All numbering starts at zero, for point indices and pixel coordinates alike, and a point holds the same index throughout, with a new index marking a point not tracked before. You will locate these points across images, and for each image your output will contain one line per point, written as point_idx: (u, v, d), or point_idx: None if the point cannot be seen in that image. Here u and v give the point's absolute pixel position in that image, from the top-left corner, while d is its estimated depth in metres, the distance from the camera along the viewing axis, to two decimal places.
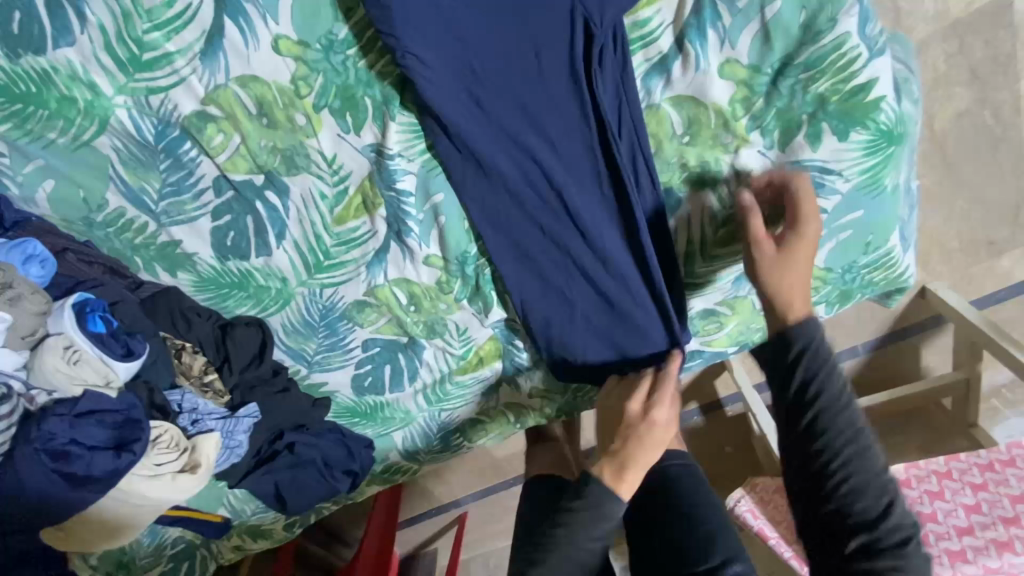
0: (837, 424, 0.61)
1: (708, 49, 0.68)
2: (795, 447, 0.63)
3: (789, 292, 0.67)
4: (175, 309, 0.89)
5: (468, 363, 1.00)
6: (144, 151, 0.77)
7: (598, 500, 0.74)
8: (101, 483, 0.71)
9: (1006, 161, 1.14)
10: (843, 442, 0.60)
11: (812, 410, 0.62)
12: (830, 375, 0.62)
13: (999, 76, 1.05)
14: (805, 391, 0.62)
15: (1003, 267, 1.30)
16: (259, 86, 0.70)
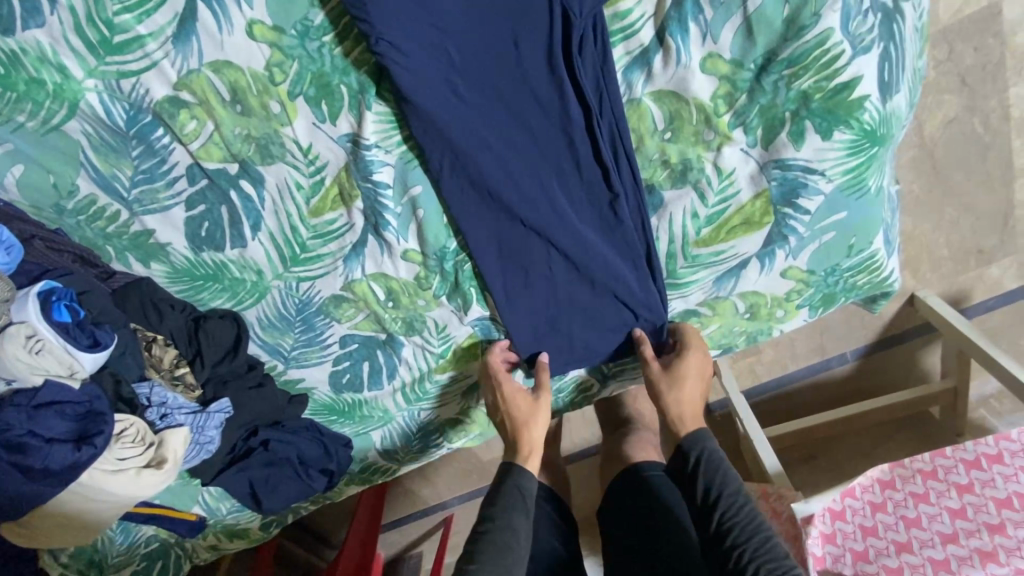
0: (731, 514, 0.76)
1: (690, 42, 0.67)
2: (710, 550, 0.78)
3: (681, 403, 0.85)
4: (146, 300, 0.87)
5: (448, 361, 0.98)
6: (115, 137, 0.75)
7: (507, 498, 0.84)
8: (60, 476, 0.69)
9: (994, 169, 1.16)
10: (738, 527, 0.75)
11: (714, 506, 0.78)
12: (717, 472, 0.80)
13: (987, 85, 1.07)
14: (703, 486, 0.80)
15: (996, 274, 1.31)
16: (233, 72, 0.69)
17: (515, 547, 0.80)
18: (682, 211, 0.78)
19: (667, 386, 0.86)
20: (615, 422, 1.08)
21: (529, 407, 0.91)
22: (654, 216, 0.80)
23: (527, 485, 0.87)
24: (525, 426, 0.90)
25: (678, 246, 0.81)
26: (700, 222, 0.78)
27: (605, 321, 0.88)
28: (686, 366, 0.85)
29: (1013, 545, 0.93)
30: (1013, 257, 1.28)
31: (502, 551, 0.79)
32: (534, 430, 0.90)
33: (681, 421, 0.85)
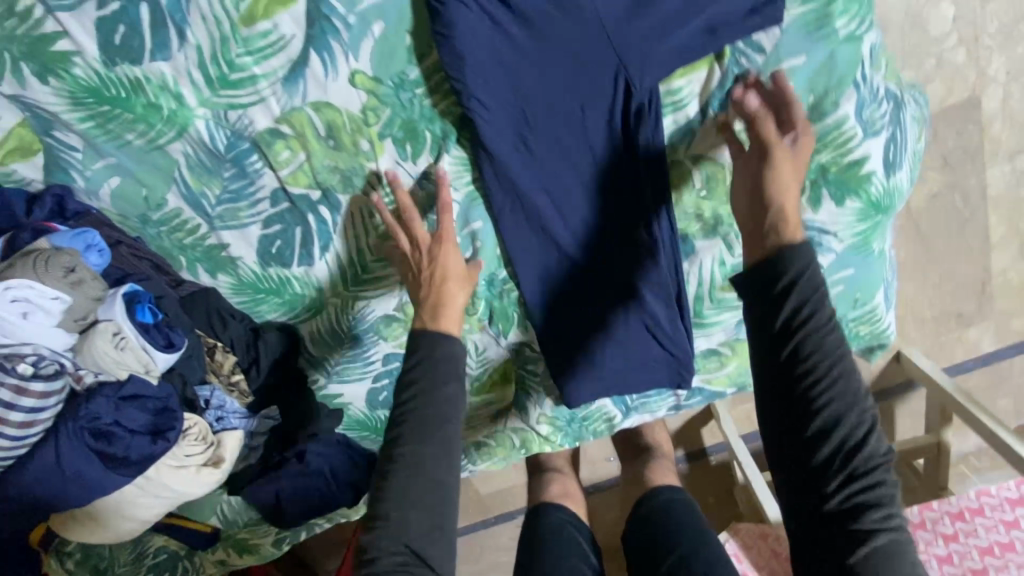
0: (822, 346, 0.62)
1: (729, 117, 0.79)
2: (779, 376, 0.64)
3: (786, 206, 0.68)
4: (211, 309, 0.93)
5: (482, 384, 1.05)
6: (212, 158, 0.83)
7: (431, 358, 0.76)
8: (133, 466, 0.75)
9: (971, 240, 1.31)
10: (840, 431, 0.61)
11: (801, 334, 0.63)
12: (811, 287, 0.63)
13: (967, 166, 1.23)
14: (793, 305, 0.63)
15: (973, 337, 1.44)
16: (331, 112, 0.78)
17: (445, 435, 0.72)
18: (711, 257, 0.89)
19: (784, 156, 0.70)
20: (632, 452, 1.20)
21: (440, 254, 0.82)
22: (686, 262, 0.90)
23: (453, 351, 0.77)
24: (445, 260, 0.82)
25: (704, 289, 0.91)
26: (727, 268, 0.89)
27: (633, 352, 0.96)
28: (779, 165, 0.70)
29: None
30: (988, 323, 1.42)
31: (430, 434, 0.72)
32: (456, 289, 0.82)
33: (786, 227, 0.66)
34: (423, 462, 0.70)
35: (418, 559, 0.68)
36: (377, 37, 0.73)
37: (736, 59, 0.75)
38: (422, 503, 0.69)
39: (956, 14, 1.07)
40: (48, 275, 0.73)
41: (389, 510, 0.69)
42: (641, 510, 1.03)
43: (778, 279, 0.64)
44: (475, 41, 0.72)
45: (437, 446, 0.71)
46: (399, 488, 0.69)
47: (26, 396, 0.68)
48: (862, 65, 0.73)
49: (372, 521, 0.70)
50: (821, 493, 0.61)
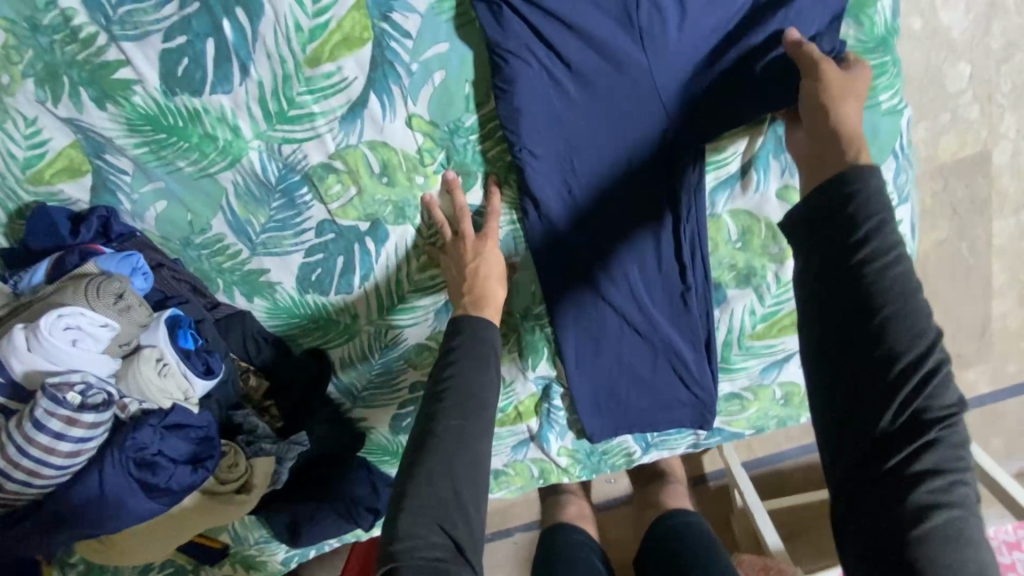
0: (893, 258, 0.53)
1: (769, 175, 0.82)
2: (839, 295, 0.54)
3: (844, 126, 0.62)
4: (246, 332, 0.95)
5: (507, 416, 1.06)
6: (261, 188, 0.84)
7: (471, 347, 0.76)
8: (174, 495, 0.76)
9: (975, 287, 1.35)
10: (908, 359, 0.51)
11: (866, 247, 0.54)
12: (876, 199, 0.55)
13: (974, 215, 1.28)
14: (856, 214, 0.55)
15: (971, 378, 1.47)
16: (386, 151, 0.80)
17: (484, 417, 0.72)
18: (743, 306, 0.91)
19: (839, 83, 0.64)
20: (649, 476, 1.23)
21: (485, 251, 0.83)
22: (717, 309, 0.92)
23: (490, 337, 0.78)
24: (485, 258, 0.83)
25: (733, 336, 0.94)
26: (756, 317, 0.92)
27: (660, 393, 0.98)
28: (830, 87, 0.64)
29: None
30: (987, 365, 1.46)
31: (468, 416, 0.71)
32: (496, 286, 0.83)
33: (839, 144, 0.60)
34: (463, 446, 0.69)
35: (456, 549, 0.65)
36: (438, 85, 0.76)
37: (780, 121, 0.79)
38: (461, 487, 0.67)
39: (972, 73, 1.13)
40: (99, 302, 0.75)
41: (423, 495, 0.66)
42: (657, 531, 1.06)
43: (838, 187, 0.56)
44: (533, 95, 0.75)
45: (475, 433, 0.71)
46: (436, 470, 0.67)
47: (76, 426, 0.68)
48: (900, 135, 0.76)
49: (401, 504, 0.66)
50: (881, 442, 0.52)
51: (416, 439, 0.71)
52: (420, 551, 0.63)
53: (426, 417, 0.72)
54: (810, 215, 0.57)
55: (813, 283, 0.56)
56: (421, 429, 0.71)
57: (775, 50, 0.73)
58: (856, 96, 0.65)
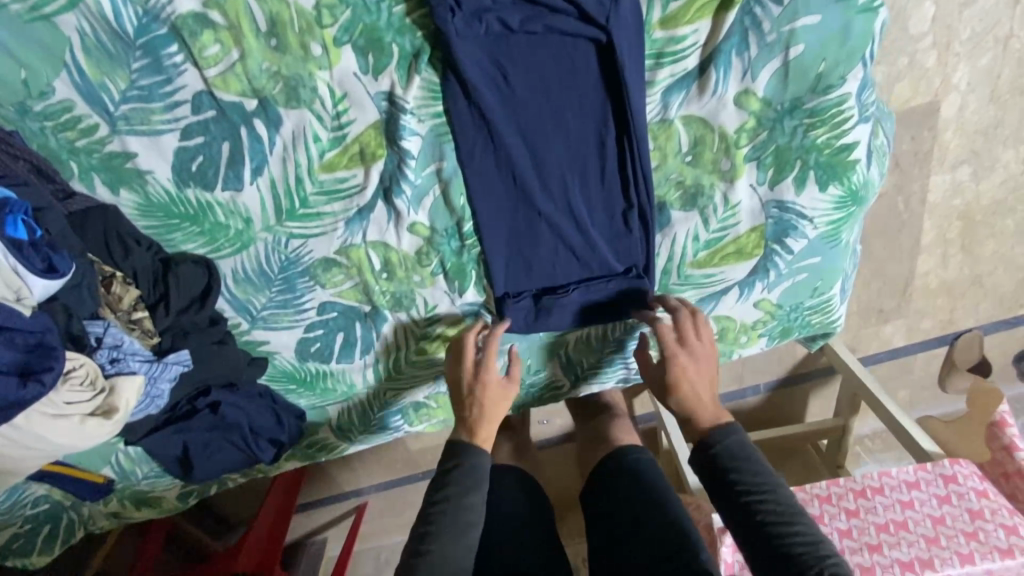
0: (776, 497, 0.74)
1: (730, 76, 0.70)
2: (747, 527, 0.74)
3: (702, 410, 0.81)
4: (110, 231, 0.78)
5: (429, 344, 0.96)
6: (116, 42, 0.67)
7: (459, 478, 0.82)
8: None
9: (905, 242, 1.33)
10: (816, 544, 0.70)
11: (756, 494, 0.74)
12: (743, 454, 0.77)
13: (915, 169, 1.21)
14: (736, 470, 0.76)
15: (886, 332, 1.51)
16: (277, 4, 0.64)
17: (473, 481, 0.81)
18: (686, 232, 0.82)
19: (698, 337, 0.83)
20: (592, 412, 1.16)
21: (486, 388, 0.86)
22: (658, 235, 0.83)
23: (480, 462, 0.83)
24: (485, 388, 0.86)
25: (673, 264, 0.86)
26: (699, 244, 0.83)
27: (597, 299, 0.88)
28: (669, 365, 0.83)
29: (893, 541, 1.04)
30: (904, 320, 1.49)
31: (454, 526, 0.78)
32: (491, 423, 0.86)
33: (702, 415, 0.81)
34: (450, 564, 0.76)
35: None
36: None
37: (750, 8, 0.66)
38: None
39: (936, 14, 1.00)
40: None
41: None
42: (606, 483, 1.00)
43: (711, 448, 0.78)
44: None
45: (463, 520, 0.79)
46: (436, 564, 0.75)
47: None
48: (873, 41, 0.67)
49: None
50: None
51: (411, 548, 0.78)
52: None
53: (415, 539, 0.78)
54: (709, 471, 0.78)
55: (733, 519, 0.75)
56: (417, 534, 0.79)
57: None
58: (708, 384, 0.83)
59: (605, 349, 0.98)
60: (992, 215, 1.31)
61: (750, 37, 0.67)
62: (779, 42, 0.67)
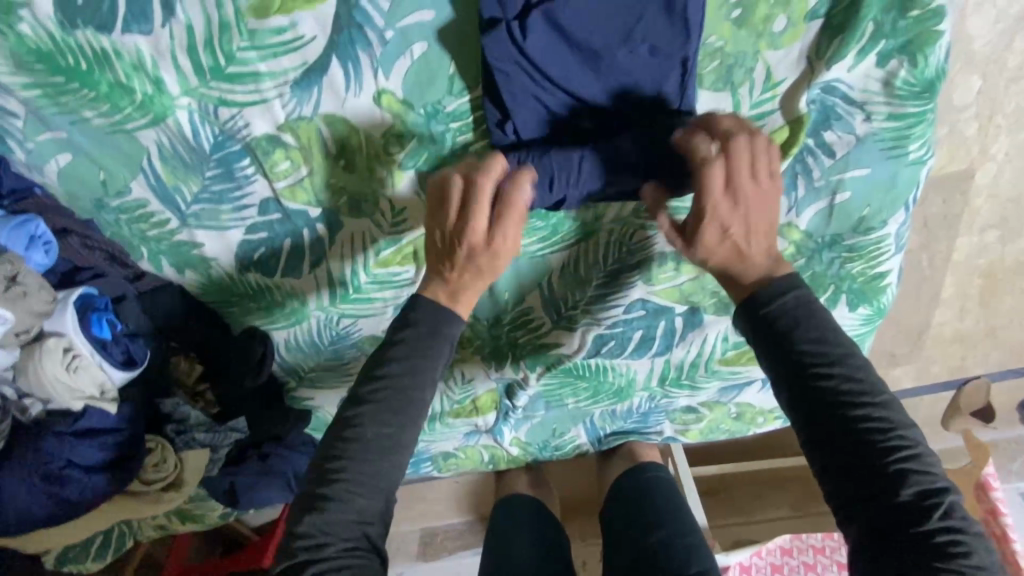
0: (846, 369, 0.59)
1: (775, 210, 0.72)
2: (805, 398, 0.60)
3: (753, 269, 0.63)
4: (177, 312, 0.84)
5: (463, 408, 1.02)
6: (192, 154, 0.70)
7: (411, 347, 0.65)
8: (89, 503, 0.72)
9: (925, 294, 1.19)
10: (890, 432, 0.56)
11: (822, 363, 0.59)
12: (810, 314, 0.61)
13: (944, 230, 1.04)
14: (797, 335, 0.60)
15: (897, 376, 1.39)
16: (347, 130, 0.67)
17: (422, 355, 0.65)
18: (717, 333, 0.87)
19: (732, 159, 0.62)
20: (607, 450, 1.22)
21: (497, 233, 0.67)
22: (690, 332, 0.87)
23: (450, 332, 0.67)
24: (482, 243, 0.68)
25: (702, 359, 0.90)
26: (728, 344, 0.88)
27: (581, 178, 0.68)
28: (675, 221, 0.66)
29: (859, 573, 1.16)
30: (913, 365, 1.37)
31: (401, 402, 0.64)
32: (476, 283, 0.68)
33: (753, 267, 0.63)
34: (393, 448, 0.64)
35: (369, 544, 0.62)
36: (416, 59, 0.62)
37: (803, 157, 0.67)
38: (381, 472, 0.63)
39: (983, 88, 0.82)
40: None
41: (359, 472, 0.62)
42: (623, 498, 1.00)
43: (763, 306, 0.62)
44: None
45: (414, 399, 0.65)
46: (367, 447, 0.63)
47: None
48: (917, 187, 0.69)
49: (327, 477, 0.62)
50: (889, 507, 0.55)
51: (333, 431, 0.64)
52: (334, 523, 0.60)
53: (340, 422, 0.64)
54: (759, 330, 0.62)
55: (788, 394, 0.60)
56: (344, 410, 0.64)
57: (803, 90, 0.63)
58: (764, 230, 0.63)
59: (627, 419, 1.03)
60: (1019, 274, 1.14)
61: (799, 180, 0.69)
62: (826, 186, 0.69)
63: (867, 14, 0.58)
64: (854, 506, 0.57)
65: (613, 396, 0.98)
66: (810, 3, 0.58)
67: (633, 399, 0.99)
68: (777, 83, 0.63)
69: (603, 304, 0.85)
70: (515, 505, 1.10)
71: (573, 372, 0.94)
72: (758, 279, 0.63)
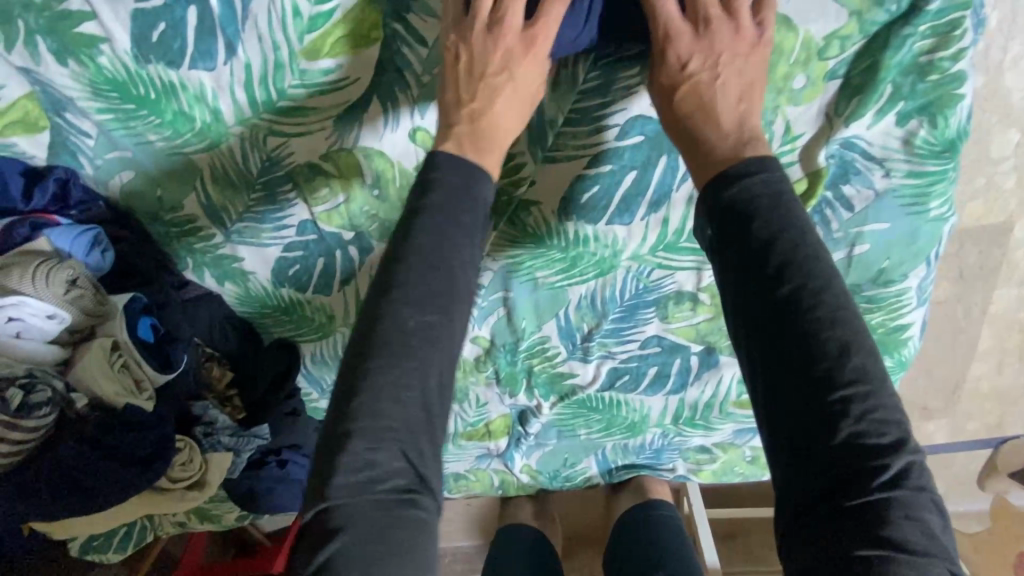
0: (810, 270, 0.51)
1: None
2: (760, 295, 0.52)
3: (722, 130, 0.58)
4: (215, 319, 0.89)
5: (476, 431, 1.03)
6: (241, 177, 0.76)
7: (435, 224, 0.56)
8: (120, 493, 0.73)
9: (968, 348, 1.09)
10: (843, 361, 0.48)
11: (784, 259, 0.51)
12: (781, 206, 0.53)
13: (982, 282, 0.98)
14: (760, 225, 0.52)
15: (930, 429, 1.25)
16: (383, 163, 0.72)
17: (465, 228, 0.58)
18: (732, 374, 0.87)
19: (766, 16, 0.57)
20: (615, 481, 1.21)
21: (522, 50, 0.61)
22: (705, 372, 0.88)
23: (485, 194, 0.60)
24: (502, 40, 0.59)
25: (716, 400, 0.90)
26: (743, 387, 0.88)
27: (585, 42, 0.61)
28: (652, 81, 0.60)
29: None
30: (948, 419, 1.26)
31: (438, 290, 0.56)
32: (498, 128, 0.61)
33: (722, 134, 0.57)
34: (433, 349, 0.55)
35: (420, 480, 0.54)
36: None
37: (822, 209, 0.68)
38: (424, 371, 0.55)
39: None
40: (47, 290, 0.68)
41: (393, 381, 0.54)
42: (629, 532, 1.01)
43: (729, 191, 0.54)
44: (547, 149, 0.69)
45: (452, 288, 0.57)
46: (411, 339, 0.55)
47: (17, 429, 0.65)
48: (940, 243, 0.70)
49: (358, 391, 0.54)
50: (832, 435, 0.47)
51: (362, 331, 0.56)
52: (380, 448, 0.53)
53: (370, 313, 0.56)
54: (718, 218, 0.55)
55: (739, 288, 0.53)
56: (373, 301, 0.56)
57: (822, 147, 0.65)
58: (745, 87, 0.58)
59: (639, 454, 1.03)
60: None
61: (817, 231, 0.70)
62: (844, 239, 0.70)
63: (885, 78, 0.60)
64: (795, 428, 0.49)
65: (627, 431, 0.98)
66: (829, 65, 0.60)
67: (646, 435, 0.99)
68: (797, 137, 0.65)
69: (618, 337, 0.86)
70: (519, 531, 1.12)
71: (586, 404, 0.96)
72: (723, 154, 0.57)
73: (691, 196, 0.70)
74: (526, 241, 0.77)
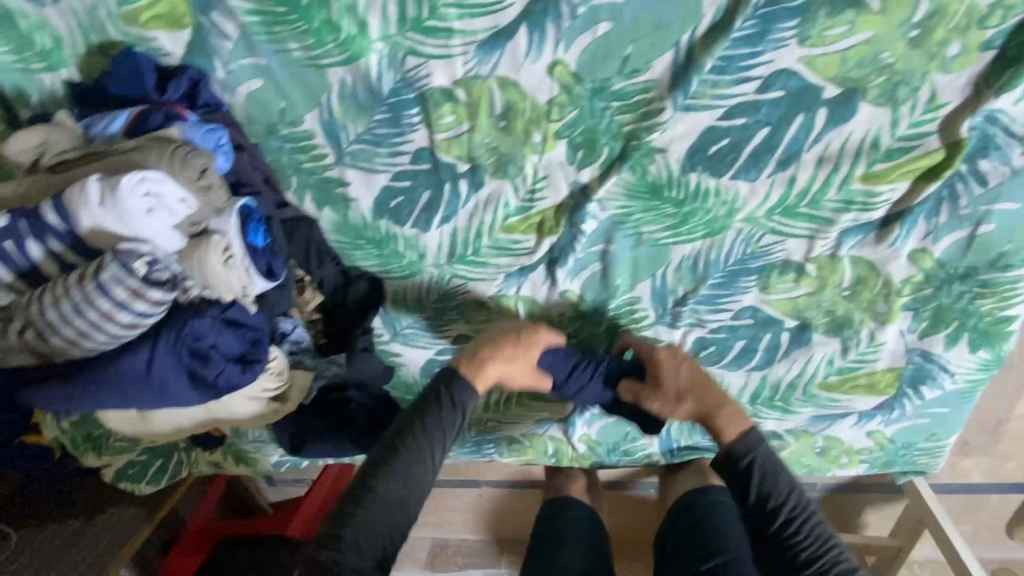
0: (795, 498, 0.74)
1: (911, 234, 0.73)
2: (757, 514, 0.75)
3: (731, 420, 0.81)
4: (310, 241, 0.88)
5: (543, 391, 1.03)
6: (369, 96, 0.77)
7: (438, 422, 0.75)
8: (219, 393, 0.72)
9: None
10: (806, 551, 0.71)
11: (778, 498, 0.74)
12: (777, 475, 0.76)
13: None
14: (773, 485, 0.74)
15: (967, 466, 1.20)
16: (515, 94, 0.73)
17: (432, 434, 0.75)
18: (823, 354, 0.86)
19: None
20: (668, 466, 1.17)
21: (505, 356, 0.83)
22: (794, 349, 0.87)
23: (466, 401, 0.78)
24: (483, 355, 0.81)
25: (801, 381, 0.89)
26: (831, 369, 0.86)
27: None
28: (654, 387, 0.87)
29: None
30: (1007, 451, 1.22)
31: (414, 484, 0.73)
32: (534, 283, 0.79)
33: (733, 413, 0.81)
34: (421, 455, 0.74)
35: None
36: (599, 37, 0.68)
37: (953, 182, 0.69)
38: (381, 531, 0.70)
39: None
40: (182, 173, 0.67)
41: (365, 518, 0.69)
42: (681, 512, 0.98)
43: (741, 460, 0.77)
44: (686, 97, 0.69)
45: (414, 478, 0.73)
46: (385, 504, 0.71)
47: (143, 300, 0.61)
48: None
49: (336, 545, 0.67)
50: None
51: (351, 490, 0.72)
52: (366, 541, 0.68)
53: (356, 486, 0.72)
54: (728, 471, 0.78)
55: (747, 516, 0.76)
56: (359, 483, 0.72)
57: (964, 118, 0.65)
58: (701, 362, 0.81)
59: (704, 434, 1.04)
60: None
61: (944, 206, 0.71)
62: (970, 217, 0.71)
63: None
64: None
65: None
66: (986, 34, 0.61)
67: None
68: (941, 106, 0.65)
69: (712, 303, 0.86)
70: (568, 507, 1.09)
71: None
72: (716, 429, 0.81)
73: (822, 157, 0.70)
74: (642, 190, 0.76)
